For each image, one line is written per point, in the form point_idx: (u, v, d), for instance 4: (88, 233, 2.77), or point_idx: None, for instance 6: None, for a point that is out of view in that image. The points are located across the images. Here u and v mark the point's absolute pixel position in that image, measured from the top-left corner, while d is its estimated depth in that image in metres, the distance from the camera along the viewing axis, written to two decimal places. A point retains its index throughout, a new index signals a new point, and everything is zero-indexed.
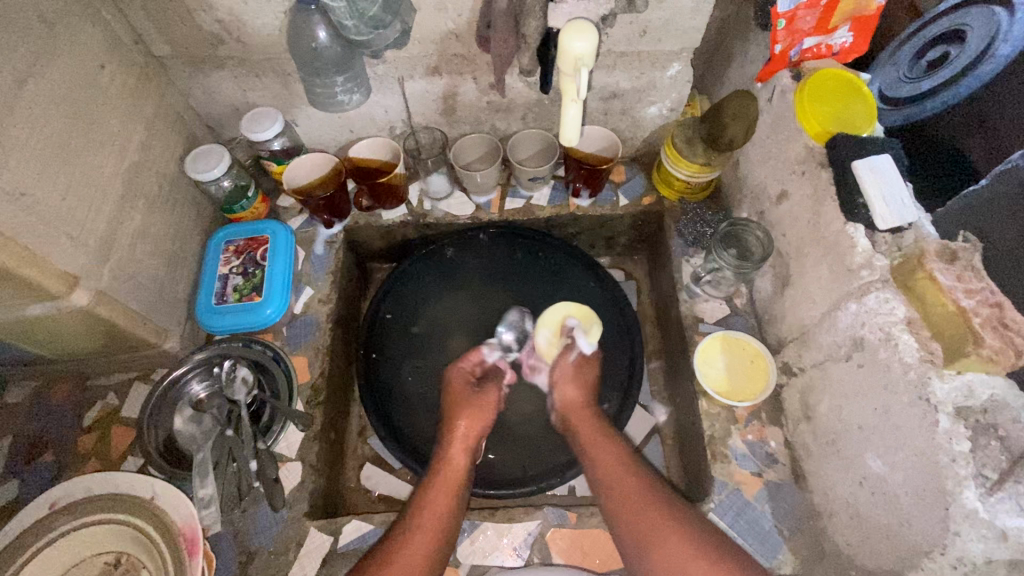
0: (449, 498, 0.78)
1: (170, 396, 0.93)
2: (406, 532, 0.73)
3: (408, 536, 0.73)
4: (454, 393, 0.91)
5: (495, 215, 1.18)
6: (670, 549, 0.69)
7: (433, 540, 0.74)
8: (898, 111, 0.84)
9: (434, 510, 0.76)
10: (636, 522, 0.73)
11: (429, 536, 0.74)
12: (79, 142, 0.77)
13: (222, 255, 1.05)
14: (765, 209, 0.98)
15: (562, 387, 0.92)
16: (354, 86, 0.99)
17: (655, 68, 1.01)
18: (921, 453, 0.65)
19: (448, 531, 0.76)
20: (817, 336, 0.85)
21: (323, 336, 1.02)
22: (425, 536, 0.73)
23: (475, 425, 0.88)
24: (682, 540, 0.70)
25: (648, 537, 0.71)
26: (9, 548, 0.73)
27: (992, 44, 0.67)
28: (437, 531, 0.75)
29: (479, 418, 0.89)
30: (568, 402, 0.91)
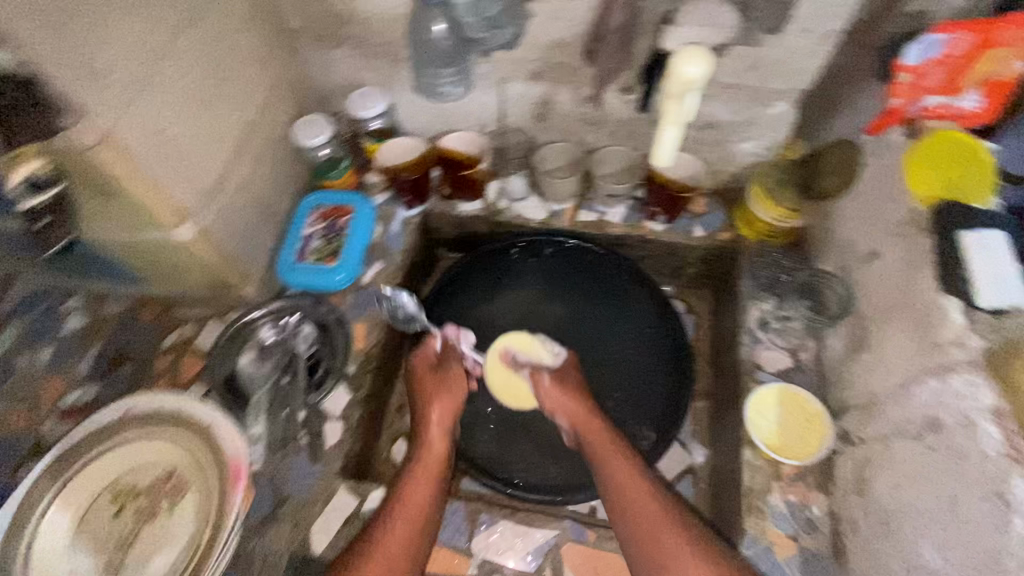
0: (422, 482, 0.86)
1: (240, 334, 0.99)
2: (390, 518, 0.80)
3: (387, 523, 0.79)
4: (422, 386, 0.99)
5: (567, 224, 1.19)
6: (684, 565, 0.73)
7: (410, 532, 0.79)
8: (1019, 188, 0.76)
9: (414, 497, 0.83)
10: (653, 539, 0.77)
11: (406, 531, 0.79)
12: (211, 94, 0.85)
13: (309, 218, 1.11)
14: (850, 266, 0.93)
15: (551, 399, 0.97)
16: (459, 80, 1.02)
17: (758, 105, 0.99)
18: (984, 553, 0.60)
19: (427, 513, 0.82)
20: (886, 407, 0.79)
21: (383, 309, 1.07)
22: (402, 527, 0.79)
23: (445, 410, 0.96)
24: (687, 560, 0.74)
25: (659, 556, 0.75)
26: (87, 441, 0.83)
27: None
28: (420, 517, 0.81)
29: (447, 405, 0.97)
30: (564, 412, 0.96)
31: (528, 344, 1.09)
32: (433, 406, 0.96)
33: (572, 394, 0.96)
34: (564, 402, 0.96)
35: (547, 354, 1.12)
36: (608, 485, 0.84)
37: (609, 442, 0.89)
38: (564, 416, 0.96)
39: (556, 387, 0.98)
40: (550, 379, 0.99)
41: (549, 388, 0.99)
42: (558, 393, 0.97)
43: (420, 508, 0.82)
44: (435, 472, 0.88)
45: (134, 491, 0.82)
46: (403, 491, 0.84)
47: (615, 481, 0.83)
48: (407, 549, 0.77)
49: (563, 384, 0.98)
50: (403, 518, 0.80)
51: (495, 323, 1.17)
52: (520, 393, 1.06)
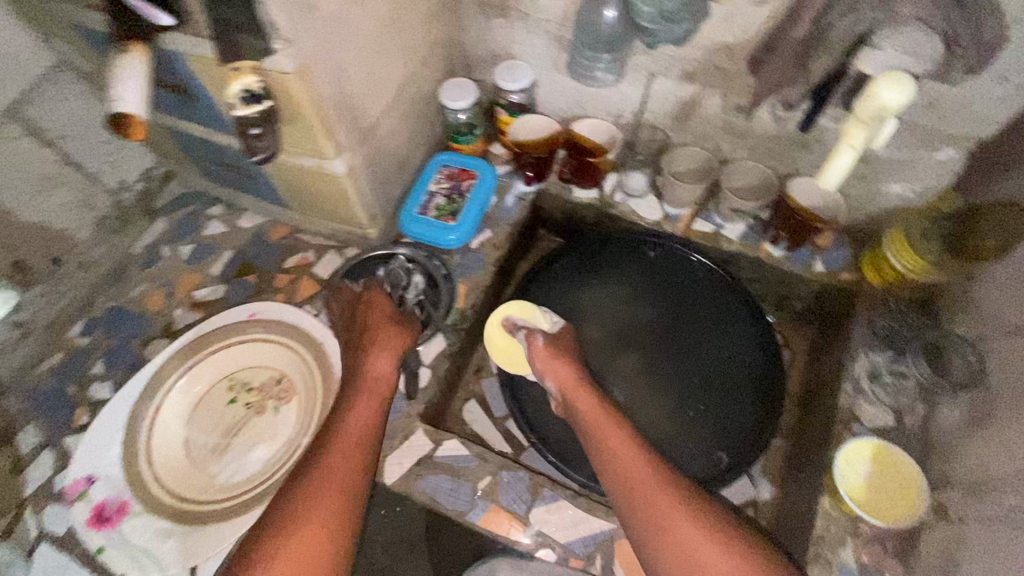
0: (368, 411, 0.78)
1: (360, 269, 1.06)
2: (334, 445, 0.73)
3: (332, 453, 0.72)
4: (365, 308, 0.91)
5: (679, 231, 1.18)
6: (708, 557, 0.66)
7: (355, 461, 0.72)
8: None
9: (356, 426, 0.76)
10: (664, 531, 0.69)
11: (353, 459, 0.72)
12: (386, 42, 0.91)
13: (435, 175, 1.16)
14: (990, 337, 0.86)
15: (544, 360, 0.95)
16: (614, 67, 1.03)
17: (923, 146, 0.93)
18: None
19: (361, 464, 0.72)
20: (1001, 492, 0.74)
21: (486, 275, 1.11)
22: (345, 459, 0.72)
23: (391, 338, 0.87)
24: (715, 551, 0.66)
25: (677, 544, 0.67)
26: (220, 332, 0.94)
27: None
28: (364, 451, 0.74)
29: (396, 336, 0.88)
30: (558, 379, 0.92)
31: (530, 310, 1.05)
32: (381, 345, 0.85)
33: (565, 358, 0.94)
34: (564, 370, 0.92)
35: (633, 354, 1.13)
36: (611, 468, 0.76)
37: (609, 419, 0.82)
38: (554, 382, 0.93)
39: (551, 351, 0.95)
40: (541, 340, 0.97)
41: (541, 348, 0.96)
42: (555, 360, 0.94)
43: (361, 441, 0.74)
44: (381, 404, 0.79)
45: (247, 386, 0.92)
46: (350, 416, 0.77)
47: (609, 446, 0.78)
48: (364, 464, 0.73)
49: (558, 354, 0.95)
50: (346, 446, 0.73)
51: (587, 311, 1.18)
52: (507, 351, 1.05)
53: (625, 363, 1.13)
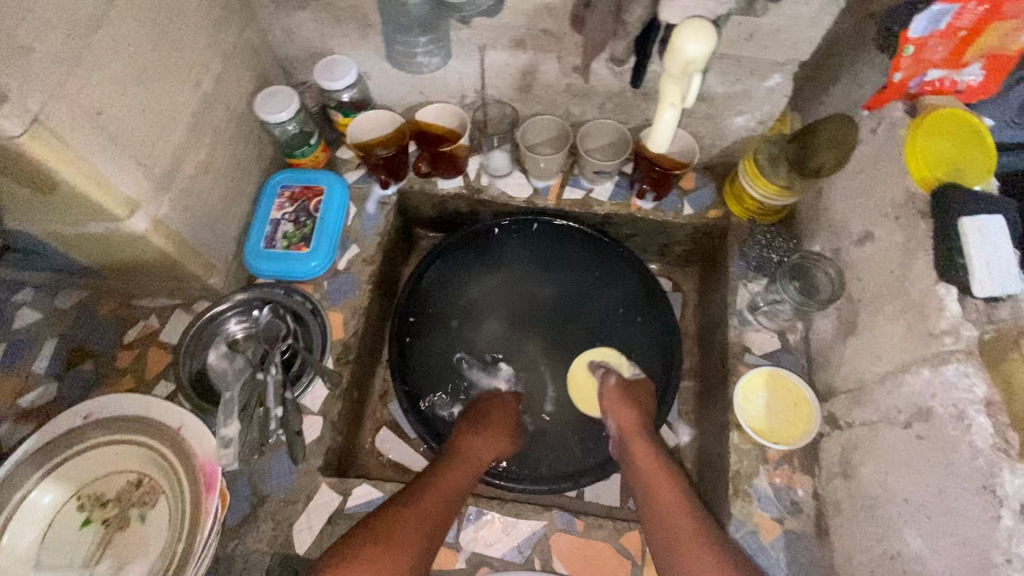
0: (438, 500, 0.80)
1: (207, 331, 0.94)
2: (399, 517, 0.75)
3: (397, 527, 0.74)
4: (501, 401, 1.01)
5: (552, 203, 1.15)
6: None
7: (417, 537, 0.74)
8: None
9: (426, 505, 0.78)
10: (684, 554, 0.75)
11: (413, 542, 0.74)
12: (157, 66, 0.76)
13: (276, 200, 1.03)
14: (843, 247, 0.91)
15: (618, 403, 0.96)
16: (435, 49, 0.97)
17: (753, 77, 0.93)
18: (971, 544, 0.60)
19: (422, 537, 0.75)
20: (875, 394, 0.78)
21: (361, 296, 1.02)
22: (401, 538, 0.73)
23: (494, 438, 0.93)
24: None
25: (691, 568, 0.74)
26: (46, 449, 0.77)
27: None
28: (428, 531, 0.76)
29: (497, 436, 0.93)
30: (619, 420, 0.94)
31: (614, 356, 1.09)
32: (480, 435, 0.92)
33: (634, 403, 0.95)
34: (628, 413, 0.94)
35: (535, 336, 1.12)
36: (654, 498, 0.82)
37: (659, 460, 0.87)
38: (615, 420, 0.94)
39: (623, 398, 0.96)
40: (616, 385, 0.98)
41: (613, 389, 0.98)
42: (627, 405, 0.95)
43: (429, 521, 0.77)
44: (454, 496, 0.82)
45: (101, 500, 0.78)
46: (421, 496, 0.79)
47: (655, 479, 0.84)
48: (421, 548, 0.74)
49: (630, 397, 0.97)
50: (410, 524, 0.75)
51: (478, 306, 1.15)
52: (588, 392, 1.06)
53: (529, 348, 1.12)
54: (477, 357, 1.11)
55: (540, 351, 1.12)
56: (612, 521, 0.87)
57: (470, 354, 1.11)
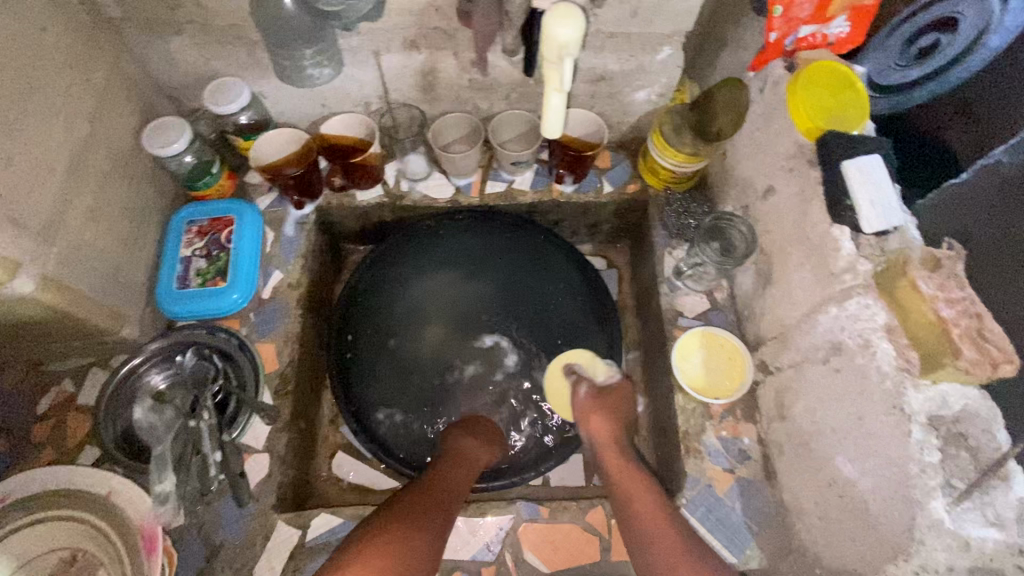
0: (434, 509, 0.78)
1: (126, 388, 0.88)
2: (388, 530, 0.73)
3: (386, 539, 0.71)
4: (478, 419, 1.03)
5: (475, 198, 1.15)
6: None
7: (414, 545, 0.72)
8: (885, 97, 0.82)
9: (419, 514, 0.76)
10: (659, 557, 0.75)
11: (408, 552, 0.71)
12: (16, 114, 0.70)
13: (184, 237, 0.98)
14: (751, 203, 0.95)
15: (590, 411, 0.94)
16: (324, 60, 0.94)
17: (645, 51, 0.96)
18: (890, 461, 0.64)
19: (420, 550, 0.72)
20: (795, 337, 0.83)
21: (292, 323, 0.99)
22: (393, 549, 0.70)
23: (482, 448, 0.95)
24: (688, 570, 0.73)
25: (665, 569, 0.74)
26: None
27: (984, 34, 0.67)
28: (424, 541, 0.73)
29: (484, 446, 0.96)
30: (597, 431, 0.91)
31: (593, 360, 1.03)
32: (471, 440, 0.95)
33: (607, 412, 0.93)
34: (601, 422, 0.92)
35: (479, 334, 1.13)
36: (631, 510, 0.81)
37: (635, 471, 0.86)
38: (589, 431, 0.93)
39: (597, 405, 0.95)
40: (588, 393, 0.97)
41: (585, 398, 0.96)
42: (601, 412, 0.93)
43: (425, 528, 0.75)
44: (446, 505, 0.80)
45: None
46: (413, 507, 0.77)
47: (632, 483, 0.84)
48: (416, 560, 0.71)
49: (604, 402, 0.95)
50: (401, 533, 0.73)
51: (418, 313, 1.13)
52: (562, 398, 1.03)
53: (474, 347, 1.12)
54: (425, 364, 1.10)
55: (484, 347, 1.12)
56: (575, 502, 0.88)
57: (417, 362, 1.10)
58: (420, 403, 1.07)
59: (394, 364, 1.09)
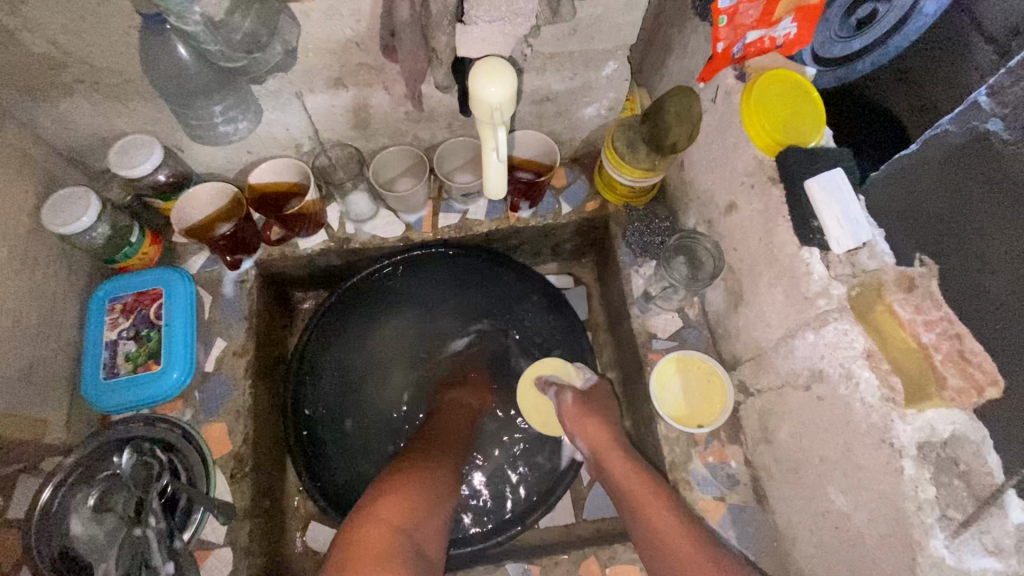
0: (436, 451, 0.89)
1: (55, 508, 0.77)
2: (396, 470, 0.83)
3: (395, 474, 0.82)
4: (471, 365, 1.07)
5: (429, 234, 1.07)
6: None
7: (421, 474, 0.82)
8: (830, 71, 0.79)
9: (421, 455, 0.87)
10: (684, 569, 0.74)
11: (419, 480, 0.81)
12: None
13: (107, 318, 0.88)
14: (713, 218, 0.91)
15: (580, 419, 0.92)
16: (234, 114, 0.84)
17: (589, 68, 0.90)
18: (885, 497, 0.62)
19: (431, 481, 0.82)
20: (773, 360, 0.79)
21: (243, 396, 0.91)
22: (404, 479, 0.81)
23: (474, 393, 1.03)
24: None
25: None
26: None
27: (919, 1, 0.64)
28: (431, 473, 0.84)
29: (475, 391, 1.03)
30: (589, 437, 0.90)
31: (562, 367, 1.02)
32: (460, 390, 1.03)
33: (598, 415, 0.92)
34: (593, 428, 0.90)
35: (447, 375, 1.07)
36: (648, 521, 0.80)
37: (642, 475, 0.84)
38: (584, 438, 0.91)
39: (586, 411, 0.92)
40: (574, 400, 0.94)
41: (572, 407, 0.94)
42: (590, 419, 0.91)
43: (431, 463, 0.85)
44: (445, 445, 0.91)
45: None
46: (415, 453, 0.88)
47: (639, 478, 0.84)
48: (427, 486, 0.81)
49: (590, 407, 0.93)
50: (409, 470, 0.83)
51: (382, 362, 1.07)
52: (543, 409, 1.01)
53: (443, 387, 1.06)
54: (395, 418, 1.04)
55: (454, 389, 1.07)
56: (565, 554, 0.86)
57: (387, 413, 1.04)
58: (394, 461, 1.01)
59: (362, 422, 1.02)
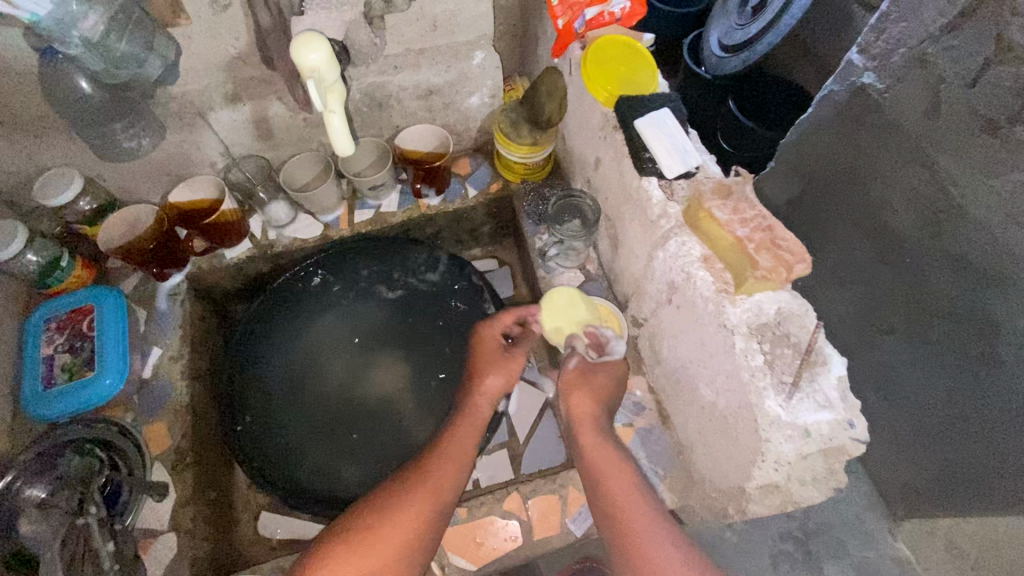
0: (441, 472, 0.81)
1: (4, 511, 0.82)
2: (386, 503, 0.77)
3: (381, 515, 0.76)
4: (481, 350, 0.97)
5: (346, 231, 1.17)
6: None
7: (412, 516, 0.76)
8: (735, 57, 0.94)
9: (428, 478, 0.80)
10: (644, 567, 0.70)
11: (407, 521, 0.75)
12: None
13: (44, 337, 0.96)
14: (589, 176, 1.02)
15: (575, 393, 0.86)
16: (140, 130, 0.93)
17: (460, 59, 1.02)
18: (731, 375, 0.70)
19: (424, 518, 0.76)
20: (647, 286, 0.88)
21: (181, 396, 0.97)
22: (392, 524, 0.75)
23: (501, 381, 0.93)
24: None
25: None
26: None
27: None
28: (422, 514, 0.77)
29: (503, 375, 0.93)
30: (580, 408, 0.85)
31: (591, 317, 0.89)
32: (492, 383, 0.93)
33: (593, 388, 0.86)
34: (586, 398, 0.85)
35: (383, 358, 1.12)
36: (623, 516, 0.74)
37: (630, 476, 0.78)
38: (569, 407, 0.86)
39: (583, 380, 0.87)
40: (579, 366, 0.88)
41: (575, 374, 0.87)
42: (586, 390, 0.86)
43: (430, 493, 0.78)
44: (457, 463, 0.83)
45: None
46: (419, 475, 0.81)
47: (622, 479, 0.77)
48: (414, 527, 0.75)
49: (590, 377, 0.87)
50: (399, 509, 0.76)
51: (317, 353, 1.11)
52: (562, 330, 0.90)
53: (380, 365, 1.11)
54: (331, 403, 1.08)
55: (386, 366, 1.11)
56: (490, 494, 0.91)
57: (325, 400, 1.08)
58: (331, 442, 1.04)
59: (301, 410, 1.06)
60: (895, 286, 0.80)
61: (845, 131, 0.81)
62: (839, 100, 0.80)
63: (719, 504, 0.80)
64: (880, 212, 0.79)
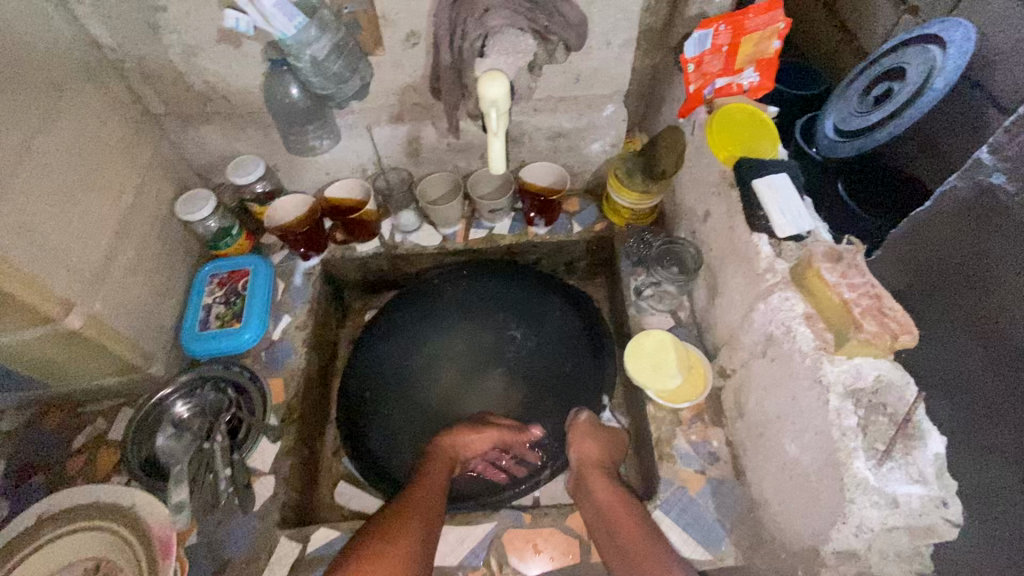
0: (427, 489, 0.93)
1: (153, 416, 1.01)
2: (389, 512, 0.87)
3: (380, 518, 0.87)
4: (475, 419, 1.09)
5: (461, 245, 1.28)
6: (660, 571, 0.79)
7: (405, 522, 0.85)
8: (851, 142, 1.01)
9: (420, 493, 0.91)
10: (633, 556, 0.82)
11: (397, 530, 0.84)
12: (76, 188, 0.88)
13: (207, 287, 1.14)
14: (696, 228, 1.08)
15: (583, 442, 1.01)
16: (323, 133, 1.12)
17: (591, 109, 1.15)
18: (820, 431, 0.71)
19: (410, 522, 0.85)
20: (741, 337, 0.92)
21: (299, 360, 1.11)
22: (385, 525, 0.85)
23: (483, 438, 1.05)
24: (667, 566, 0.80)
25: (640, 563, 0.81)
26: (13, 544, 0.82)
27: (930, 79, 0.89)
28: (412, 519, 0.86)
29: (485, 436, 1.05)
30: (584, 450, 1.01)
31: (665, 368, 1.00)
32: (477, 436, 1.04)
33: (598, 436, 1.03)
34: (590, 441, 1.01)
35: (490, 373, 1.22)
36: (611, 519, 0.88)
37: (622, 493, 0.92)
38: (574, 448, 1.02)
39: (591, 429, 1.03)
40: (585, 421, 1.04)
41: (583, 425, 1.04)
42: (587, 438, 1.02)
43: (421, 505, 0.89)
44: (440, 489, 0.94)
45: None
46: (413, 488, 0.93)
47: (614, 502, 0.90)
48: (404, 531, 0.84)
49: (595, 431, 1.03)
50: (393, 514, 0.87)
51: (433, 358, 1.22)
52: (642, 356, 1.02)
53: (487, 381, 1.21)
54: (431, 409, 1.17)
55: (488, 383, 1.21)
56: (555, 507, 0.95)
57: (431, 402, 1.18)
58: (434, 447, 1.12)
59: (411, 407, 1.17)
60: (1014, 403, 0.76)
61: (964, 221, 0.83)
62: (959, 198, 0.83)
63: (788, 566, 0.79)
64: (1002, 320, 0.79)
